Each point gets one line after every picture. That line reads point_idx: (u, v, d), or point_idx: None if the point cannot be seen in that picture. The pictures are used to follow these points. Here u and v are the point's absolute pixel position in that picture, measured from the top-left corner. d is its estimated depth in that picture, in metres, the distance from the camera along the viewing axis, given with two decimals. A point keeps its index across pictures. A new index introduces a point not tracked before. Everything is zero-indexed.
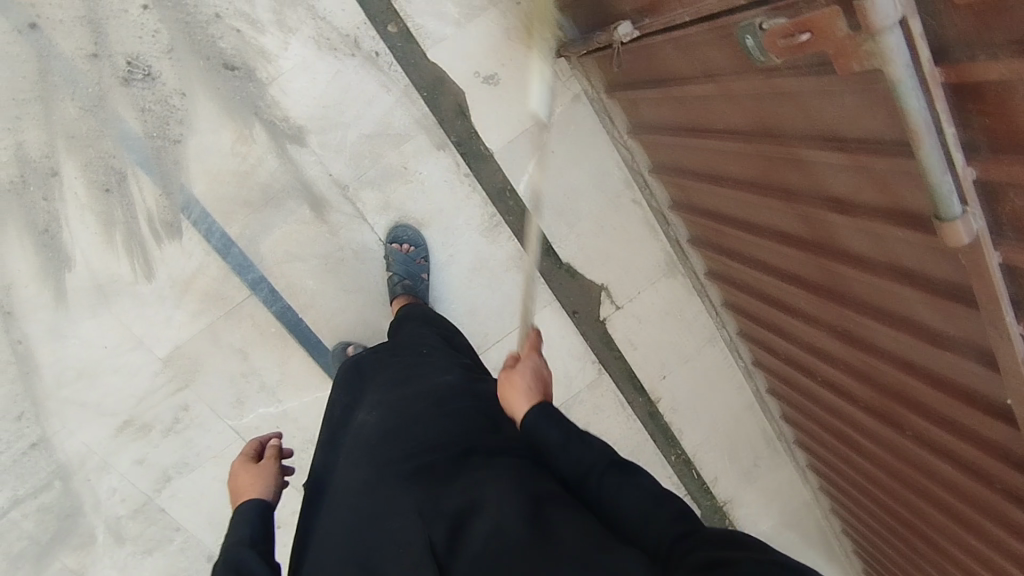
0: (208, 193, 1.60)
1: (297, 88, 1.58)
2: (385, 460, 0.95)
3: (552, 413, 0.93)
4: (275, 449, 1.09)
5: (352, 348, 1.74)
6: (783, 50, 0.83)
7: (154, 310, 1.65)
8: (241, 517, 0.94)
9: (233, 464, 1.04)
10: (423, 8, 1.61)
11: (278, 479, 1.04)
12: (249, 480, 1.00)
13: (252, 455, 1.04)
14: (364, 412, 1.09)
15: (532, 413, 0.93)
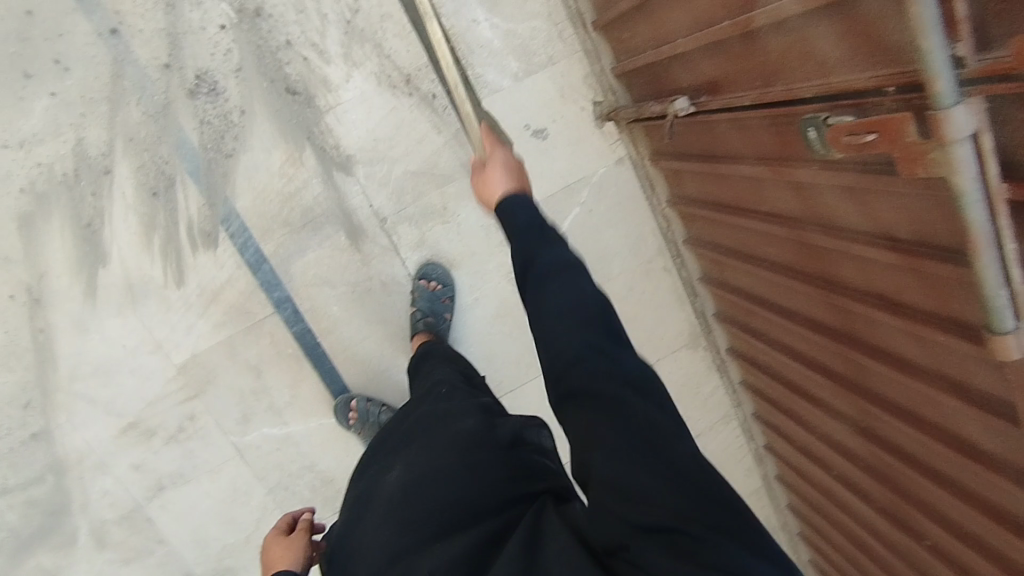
0: (250, 208, 1.62)
1: (352, 119, 1.62)
2: (405, 528, 0.91)
3: (527, 201, 0.92)
4: (306, 523, 1.09)
5: (355, 403, 1.73)
6: (846, 146, 0.85)
7: (177, 316, 1.65)
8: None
9: (265, 540, 1.06)
10: (485, 59, 1.65)
11: (307, 551, 1.04)
12: (280, 557, 1.01)
13: (284, 528, 1.07)
14: (387, 468, 1.05)
15: (509, 200, 0.92)
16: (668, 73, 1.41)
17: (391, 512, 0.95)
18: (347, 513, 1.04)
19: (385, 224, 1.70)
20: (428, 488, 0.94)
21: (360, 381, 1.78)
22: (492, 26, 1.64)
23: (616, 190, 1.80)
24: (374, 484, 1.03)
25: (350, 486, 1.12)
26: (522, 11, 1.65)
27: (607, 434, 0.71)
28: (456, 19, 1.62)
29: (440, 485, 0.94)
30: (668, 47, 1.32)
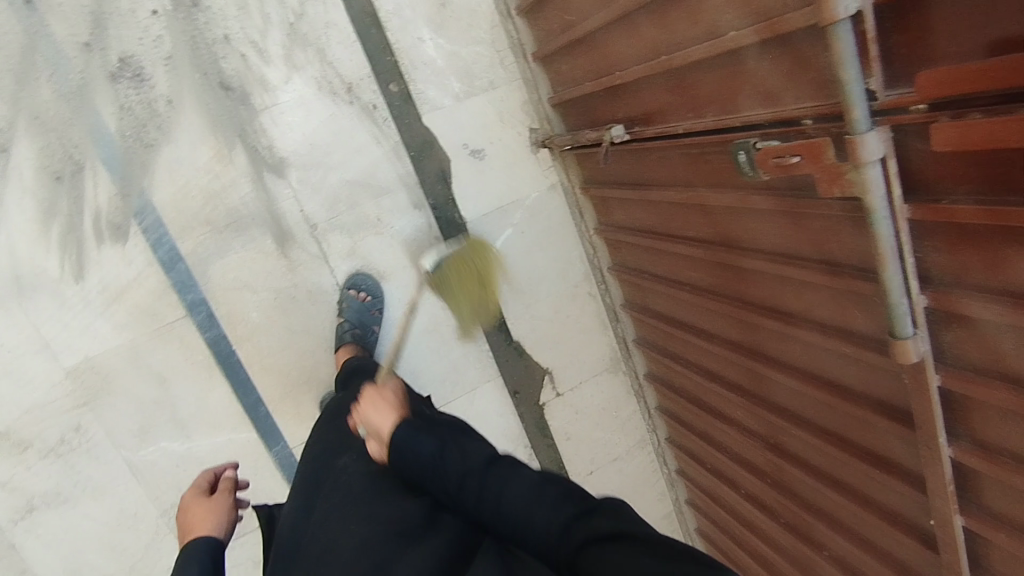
0: (169, 204, 1.53)
1: (289, 121, 1.58)
2: (367, 515, 0.95)
3: (417, 426, 0.99)
4: (229, 483, 1.14)
5: None
6: (773, 168, 0.95)
7: (72, 315, 1.51)
8: (190, 552, 0.98)
9: (186, 498, 1.09)
10: (428, 76, 1.67)
11: (229, 514, 1.08)
12: (204, 514, 1.05)
13: (205, 489, 1.10)
14: (345, 457, 1.11)
15: (398, 430, 0.98)
16: (605, 105, 1.50)
17: (351, 502, 1.00)
18: (297, 505, 1.08)
19: (315, 229, 1.65)
20: (393, 484, 1.00)
21: (275, 394, 1.69)
22: (437, 45, 1.67)
23: (548, 215, 1.86)
24: (329, 476, 1.08)
25: (296, 478, 1.16)
26: (467, 34, 1.69)
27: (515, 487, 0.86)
28: (402, 33, 1.63)
29: (398, 477, 1.02)
30: (607, 80, 1.41)
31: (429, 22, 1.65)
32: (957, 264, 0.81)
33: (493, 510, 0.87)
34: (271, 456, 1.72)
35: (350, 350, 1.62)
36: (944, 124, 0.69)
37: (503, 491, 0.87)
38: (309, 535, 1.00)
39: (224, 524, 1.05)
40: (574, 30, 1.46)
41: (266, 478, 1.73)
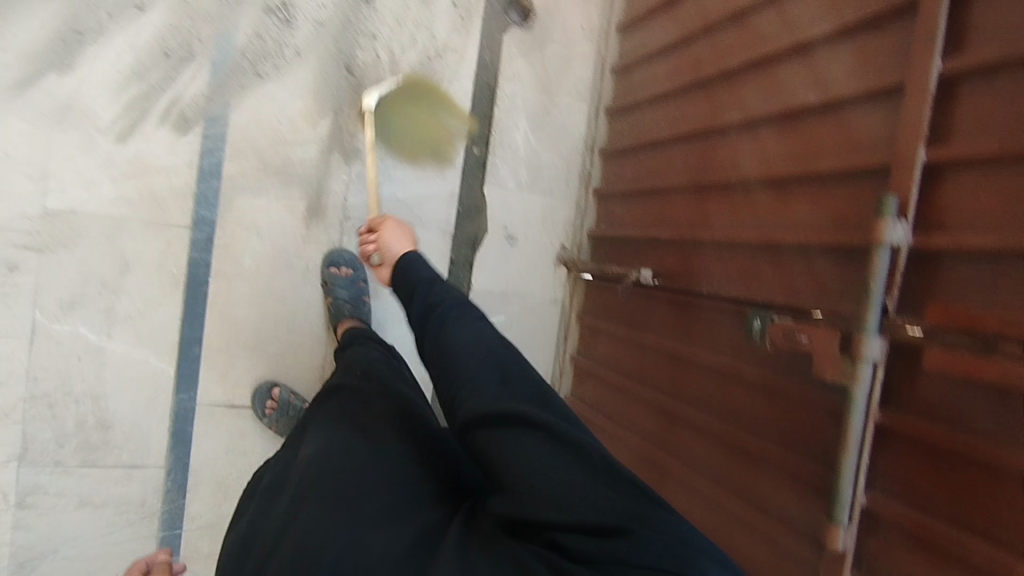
0: (240, 128, 1.59)
1: (378, 124, 1.71)
2: (373, 512, 0.89)
3: (414, 257, 1.17)
4: (164, 568, 1.12)
5: (276, 391, 1.63)
6: (783, 341, 1.10)
7: (88, 169, 1.49)
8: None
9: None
10: (506, 157, 1.86)
11: None
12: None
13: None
14: (306, 449, 1.05)
15: (404, 257, 1.17)
16: (639, 251, 1.68)
17: (305, 484, 0.96)
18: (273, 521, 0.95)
19: (345, 223, 1.70)
20: (373, 461, 0.96)
21: (215, 344, 1.62)
22: (527, 138, 1.88)
23: (540, 320, 1.95)
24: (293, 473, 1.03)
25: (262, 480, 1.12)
26: (553, 144, 1.91)
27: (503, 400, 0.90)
28: (506, 115, 1.85)
29: (357, 462, 0.97)
30: (652, 230, 1.60)
31: (529, 119, 1.88)
32: (901, 475, 0.94)
33: (456, 360, 0.95)
34: (171, 401, 1.59)
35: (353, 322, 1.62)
36: (936, 348, 0.87)
37: (471, 360, 0.95)
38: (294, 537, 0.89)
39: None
40: (643, 182, 1.68)
41: (150, 421, 1.58)
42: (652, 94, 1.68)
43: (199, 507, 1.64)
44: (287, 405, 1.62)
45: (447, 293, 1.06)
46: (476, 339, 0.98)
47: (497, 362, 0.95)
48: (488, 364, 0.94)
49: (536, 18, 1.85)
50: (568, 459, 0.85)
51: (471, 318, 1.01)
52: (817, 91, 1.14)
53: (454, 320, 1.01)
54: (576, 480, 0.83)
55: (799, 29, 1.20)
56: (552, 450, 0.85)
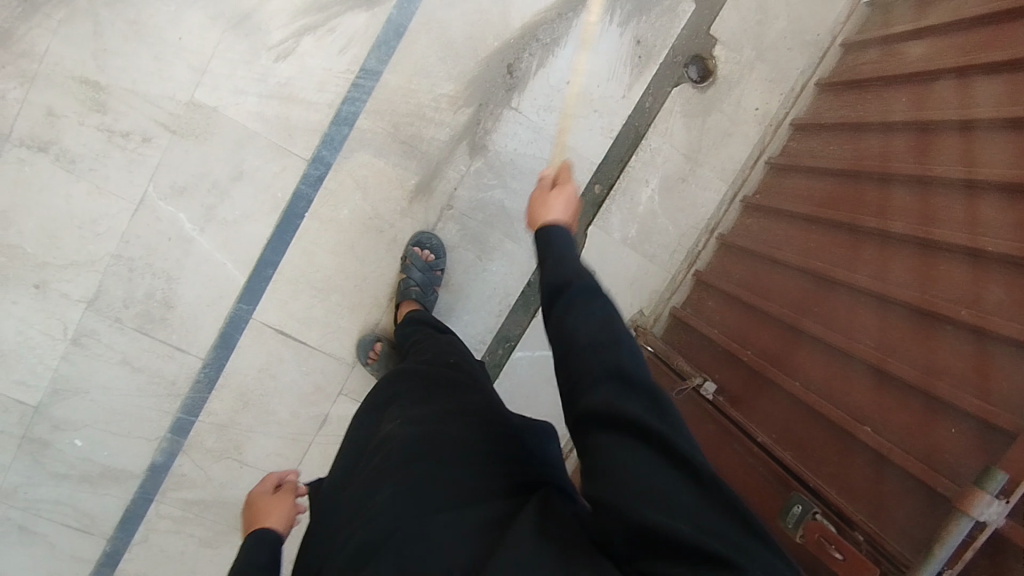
0: (387, 88, 1.61)
1: (515, 132, 1.68)
2: (447, 508, 0.82)
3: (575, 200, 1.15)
4: (293, 485, 1.14)
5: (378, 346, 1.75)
6: (813, 541, 1.06)
7: (242, 77, 1.55)
8: (248, 547, 0.97)
9: (252, 496, 1.09)
10: (623, 206, 1.79)
11: (290, 518, 1.07)
12: (270, 510, 1.06)
13: (269, 491, 1.11)
14: (387, 425, 1.03)
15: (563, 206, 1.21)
16: (712, 357, 1.60)
17: (391, 459, 0.93)
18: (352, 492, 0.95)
19: (445, 212, 1.71)
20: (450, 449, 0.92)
21: (288, 273, 1.68)
22: (651, 196, 1.79)
23: None
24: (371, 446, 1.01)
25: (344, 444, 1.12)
26: (675, 212, 1.81)
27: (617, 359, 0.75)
28: (642, 166, 1.76)
29: (442, 444, 0.93)
30: (734, 345, 1.52)
31: (663, 178, 1.78)
32: None
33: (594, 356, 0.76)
34: (231, 307, 1.68)
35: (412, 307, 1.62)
36: None
37: (599, 347, 0.76)
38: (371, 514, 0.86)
39: (286, 523, 1.06)
40: (745, 292, 1.59)
41: (206, 316, 1.67)
42: (794, 209, 1.56)
43: (217, 406, 1.73)
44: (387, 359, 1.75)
45: (571, 273, 0.83)
46: (599, 320, 0.79)
47: (616, 346, 0.75)
48: (605, 347, 0.75)
49: (712, 83, 1.75)
50: (677, 477, 0.69)
51: (594, 300, 0.80)
52: (970, 308, 1.03)
53: (581, 299, 0.81)
54: (676, 501, 0.68)
55: (982, 232, 1.08)
56: (663, 467, 0.69)
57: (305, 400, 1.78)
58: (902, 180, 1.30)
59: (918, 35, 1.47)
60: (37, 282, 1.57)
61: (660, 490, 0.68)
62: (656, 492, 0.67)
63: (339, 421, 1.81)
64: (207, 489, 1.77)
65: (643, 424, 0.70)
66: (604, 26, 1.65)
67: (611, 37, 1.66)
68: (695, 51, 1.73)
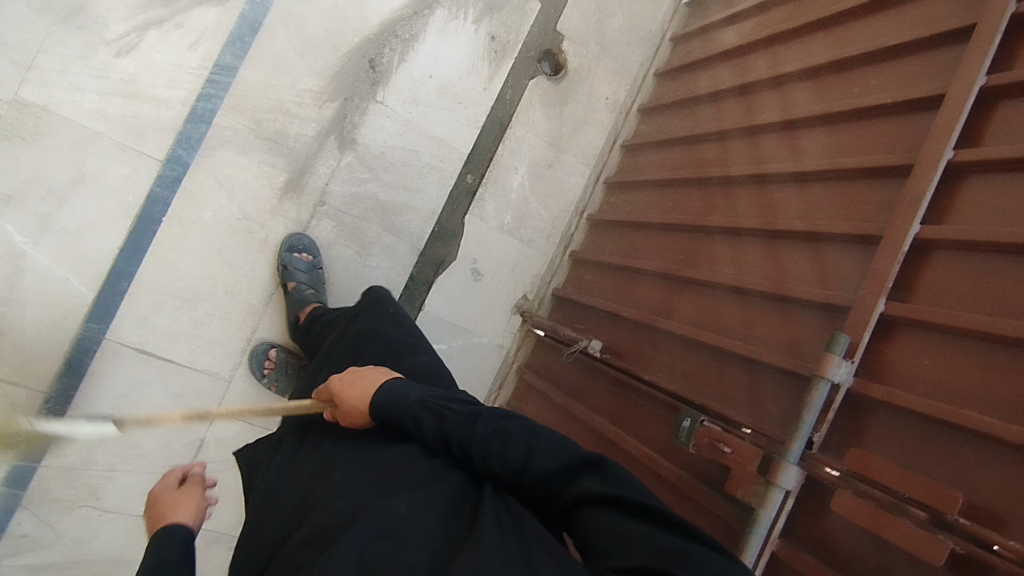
0: (244, 83, 1.57)
1: (384, 125, 1.70)
2: (407, 496, 0.82)
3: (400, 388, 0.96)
4: (200, 479, 1.02)
5: (274, 352, 1.64)
6: (705, 444, 1.12)
7: (78, 74, 1.44)
8: (157, 544, 0.88)
9: (154, 493, 0.97)
10: (496, 195, 1.85)
11: (198, 513, 0.96)
12: (177, 501, 0.95)
13: (173, 486, 0.98)
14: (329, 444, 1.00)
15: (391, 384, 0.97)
16: (596, 322, 1.67)
17: (342, 474, 0.90)
18: (296, 509, 0.91)
19: (319, 208, 1.66)
20: (397, 451, 0.91)
21: (146, 284, 1.54)
22: (522, 184, 1.88)
23: (478, 361, 1.89)
24: (310, 466, 0.98)
25: (271, 470, 1.07)
26: (545, 197, 1.91)
27: (519, 443, 0.85)
28: (509, 155, 1.85)
29: (387, 452, 0.91)
30: (615, 306, 1.60)
31: (531, 166, 1.88)
32: None
33: (509, 468, 0.83)
34: (78, 329, 1.49)
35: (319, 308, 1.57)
36: (849, 492, 0.88)
37: (511, 473, 0.83)
38: (324, 518, 0.83)
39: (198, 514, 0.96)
40: (618, 258, 1.69)
41: (46, 340, 1.47)
42: (650, 179, 1.71)
43: (66, 446, 1.51)
44: (285, 364, 1.65)
45: (438, 421, 0.90)
46: (499, 438, 0.86)
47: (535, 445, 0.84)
48: (523, 464, 0.82)
49: (565, 75, 1.89)
50: (640, 521, 0.72)
51: (483, 418, 0.89)
52: (802, 218, 1.18)
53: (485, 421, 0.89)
54: (632, 534, 0.70)
55: (802, 159, 1.25)
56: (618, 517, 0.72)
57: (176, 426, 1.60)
58: (736, 136, 1.48)
59: (728, 23, 1.71)
60: None
61: (623, 534, 0.71)
62: (620, 535, 0.71)
63: (218, 445, 1.66)
64: (58, 547, 1.53)
65: (585, 491, 0.76)
66: (460, 23, 1.74)
67: (467, 34, 1.76)
68: (545, 47, 1.87)
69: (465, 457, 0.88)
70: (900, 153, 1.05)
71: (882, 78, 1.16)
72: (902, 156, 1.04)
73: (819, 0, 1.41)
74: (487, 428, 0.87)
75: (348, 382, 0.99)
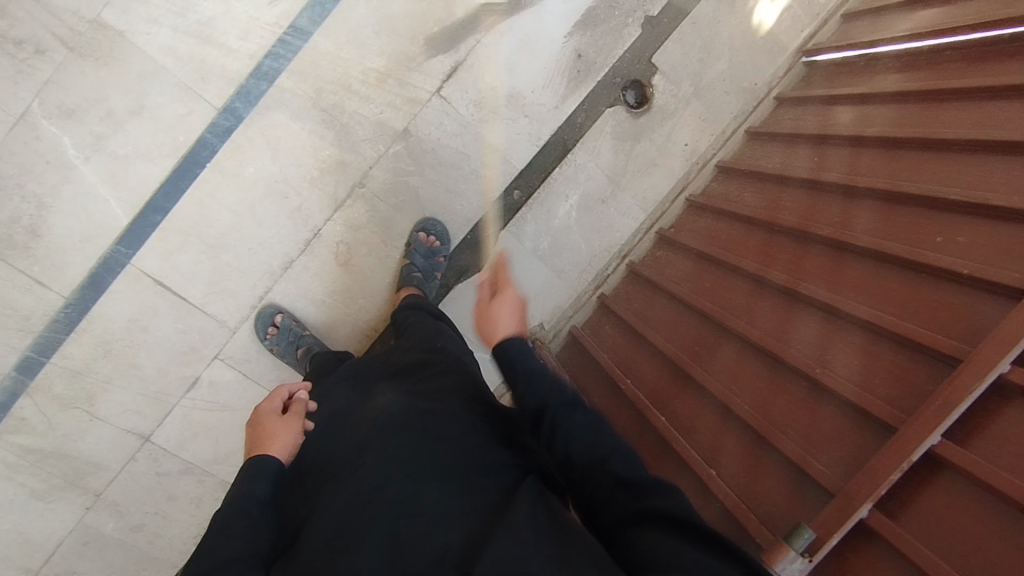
0: (313, 50, 1.55)
1: (441, 121, 1.65)
2: (439, 482, 0.88)
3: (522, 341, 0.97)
4: None
5: (279, 318, 1.65)
6: None
7: (159, 8, 1.47)
8: (247, 473, 0.91)
9: (258, 411, 1.01)
10: (536, 217, 1.77)
11: None
12: (274, 431, 0.98)
13: None
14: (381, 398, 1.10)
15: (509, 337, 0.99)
16: (598, 384, 1.59)
17: (386, 433, 0.98)
18: (339, 452, 1.01)
19: (357, 189, 1.66)
20: (435, 427, 0.97)
21: (177, 222, 1.59)
22: (569, 213, 1.79)
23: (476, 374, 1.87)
24: (362, 415, 1.08)
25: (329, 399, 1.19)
26: (590, 232, 1.82)
27: (598, 445, 0.87)
28: (563, 180, 1.76)
29: (426, 424, 0.98)
30: (618, 372, 1.53)
31: (582, 197, 1.79)
32: None
33: (580, 458, 0.86)
34: (108, 248, 1.57)
35: (413, 292, 1.64)
36: None
37: (584, 456, 0.86)
38: (365, 481, 0.90)
39: (297, 441, 0.99)
40: (636, 321, 1.61)
41: (76, 251, 1.55)
42: (698, 247, 1.59)
43: (74, 350, 1.61)
44: (288, 331, 1.64)
45: (550, 387, 0.93)
46: (586, 431, 0.88)
47: (609, 457, 0.84)
48: (600, 461, 0.85)
49: (647, 110, 1.78)
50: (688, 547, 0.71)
51: (572, 411, 0.90)
52: (823, 366, 1.06)
53: (560, 414, 0.90)
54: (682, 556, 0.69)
55: (846, 293, 1.12)
56: (677, 540, 0.72)
57: (176, 359, 1.68)
58: (790, 234, 1.35)
59: (833, 102, 1.54)
60: None
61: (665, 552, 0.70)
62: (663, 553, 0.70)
63: (210, 386, 1.72)
64: (49, 438, 1.65)
65: (653, 510, 0.76)
66: (546, 33, 1.65)
67: (551, 46, 1.66)
68: (634, 76, 1.76)
69: (548, 418, 0.90)
70: (949, 337, 0.91)
71: (966, 237, 0.98)
72: (949, 344, 0.89)
73: (934, 113, 1.21)
74: (585, 420, 0.90)
75: (491, 315, 1.04)
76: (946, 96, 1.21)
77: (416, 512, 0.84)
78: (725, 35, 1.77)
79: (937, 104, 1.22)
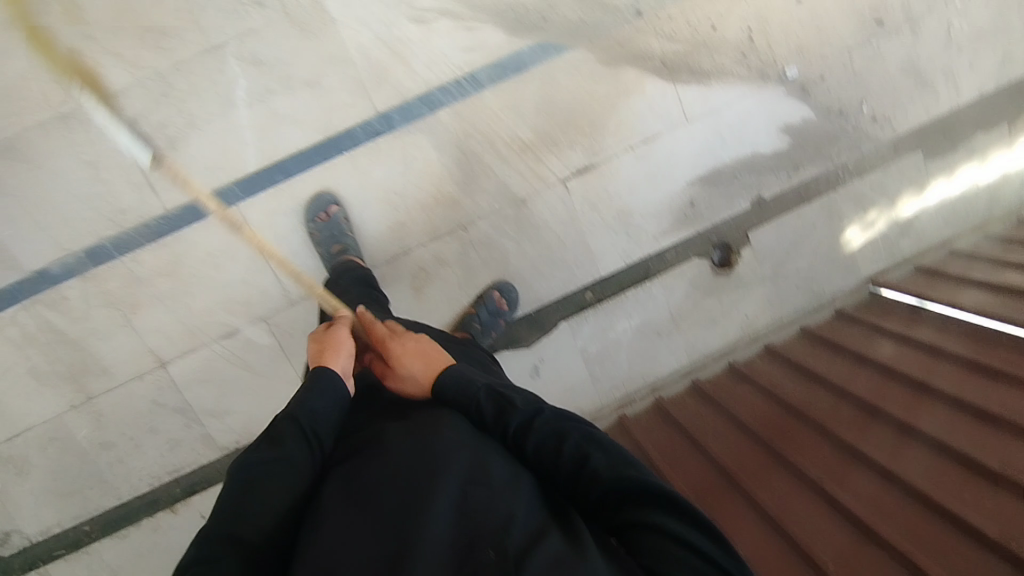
0: (480, 102, 1.70)
1: (556, 205, 1.79)
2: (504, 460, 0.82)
3: (447, 372, 0.96)
4: None
5: (332, 210, 1.68)
6: None
7: (372, 12, 1.62)
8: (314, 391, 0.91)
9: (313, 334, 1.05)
10: (594, 323, 1.90)
11: None
12: (327, 350, 1.00)
13: None
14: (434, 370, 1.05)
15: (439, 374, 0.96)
16: None
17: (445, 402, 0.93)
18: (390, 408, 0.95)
19: (458, 230, 1.77)
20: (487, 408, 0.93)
21: (294, 189, 1.68)
22: (626, 329, 1.93)
23: None
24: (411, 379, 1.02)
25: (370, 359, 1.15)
26: (635, 354, 1.95)
27: (578, 450, 0.81)
28: (633, 301, 1.90)
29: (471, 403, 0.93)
30: None
31: (642, 322, 1.93)
32: None
33: (554, 468, 0.82)
34: (225, 184, 1.65)
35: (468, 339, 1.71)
36: None
37: (561, 471, 0.81)
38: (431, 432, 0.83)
39: (350, 366, 1.00)
40: (652, 459, 1.66)
41: (196, 175, 1.63)
42: (736, 416, 1.67)
43: (146, 258, 1.66)
44: (335, 224, 1.67)
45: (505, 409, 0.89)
46: (556, 440, 0.84)
47: (588, 465, 0.79)
48: (581, 471, 0.79)
49: (727, 272, 1.94)
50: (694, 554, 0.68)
51: (547, 422, 0.86)
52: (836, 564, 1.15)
53: (537, 425, 0.86)
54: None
55: (876, 515, 1.19)
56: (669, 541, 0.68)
57: (228, 307, 1.72)
58: (830, 440, 1.44)
59: (890, 335, 1.70)
60: (76, 50, 1.54)
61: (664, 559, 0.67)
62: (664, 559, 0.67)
63: (245, 343, 1.74)
64: (79, 326, 1.67)
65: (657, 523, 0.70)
66: (674, 173, 1.83)
67: (672, 187, 1.84)
68: (728, 240, 1.92)
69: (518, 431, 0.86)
70: None
71: (996, 508, 1.07)
72: None
73: (994, 386, 1.30)
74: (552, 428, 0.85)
75: (401, 376, 1.01)
76: (1005, 376, 1.30)
77: (481, 485, 0.75)
78: (815, 239, 1.96)
79: (995, 380, 1.32)
